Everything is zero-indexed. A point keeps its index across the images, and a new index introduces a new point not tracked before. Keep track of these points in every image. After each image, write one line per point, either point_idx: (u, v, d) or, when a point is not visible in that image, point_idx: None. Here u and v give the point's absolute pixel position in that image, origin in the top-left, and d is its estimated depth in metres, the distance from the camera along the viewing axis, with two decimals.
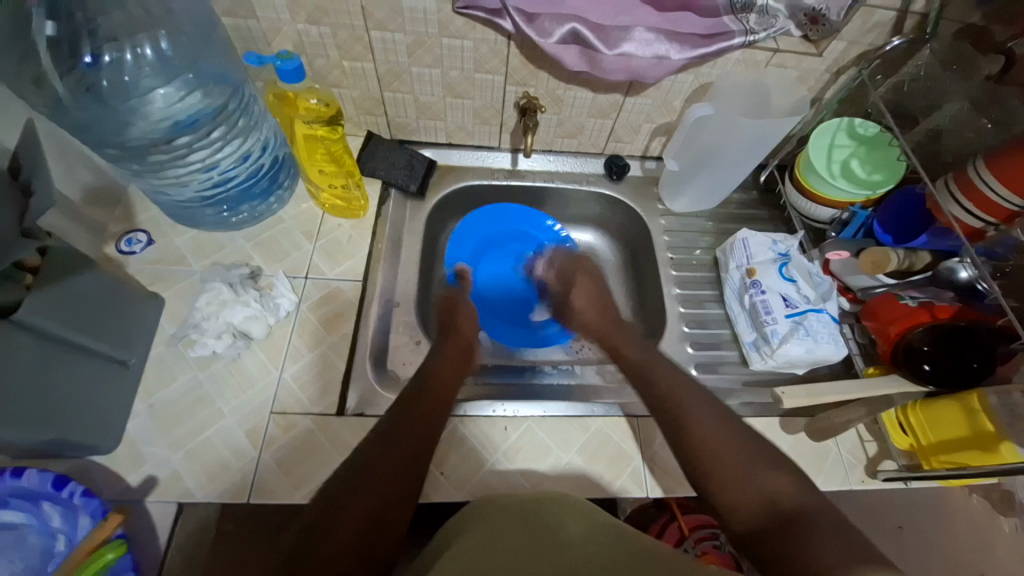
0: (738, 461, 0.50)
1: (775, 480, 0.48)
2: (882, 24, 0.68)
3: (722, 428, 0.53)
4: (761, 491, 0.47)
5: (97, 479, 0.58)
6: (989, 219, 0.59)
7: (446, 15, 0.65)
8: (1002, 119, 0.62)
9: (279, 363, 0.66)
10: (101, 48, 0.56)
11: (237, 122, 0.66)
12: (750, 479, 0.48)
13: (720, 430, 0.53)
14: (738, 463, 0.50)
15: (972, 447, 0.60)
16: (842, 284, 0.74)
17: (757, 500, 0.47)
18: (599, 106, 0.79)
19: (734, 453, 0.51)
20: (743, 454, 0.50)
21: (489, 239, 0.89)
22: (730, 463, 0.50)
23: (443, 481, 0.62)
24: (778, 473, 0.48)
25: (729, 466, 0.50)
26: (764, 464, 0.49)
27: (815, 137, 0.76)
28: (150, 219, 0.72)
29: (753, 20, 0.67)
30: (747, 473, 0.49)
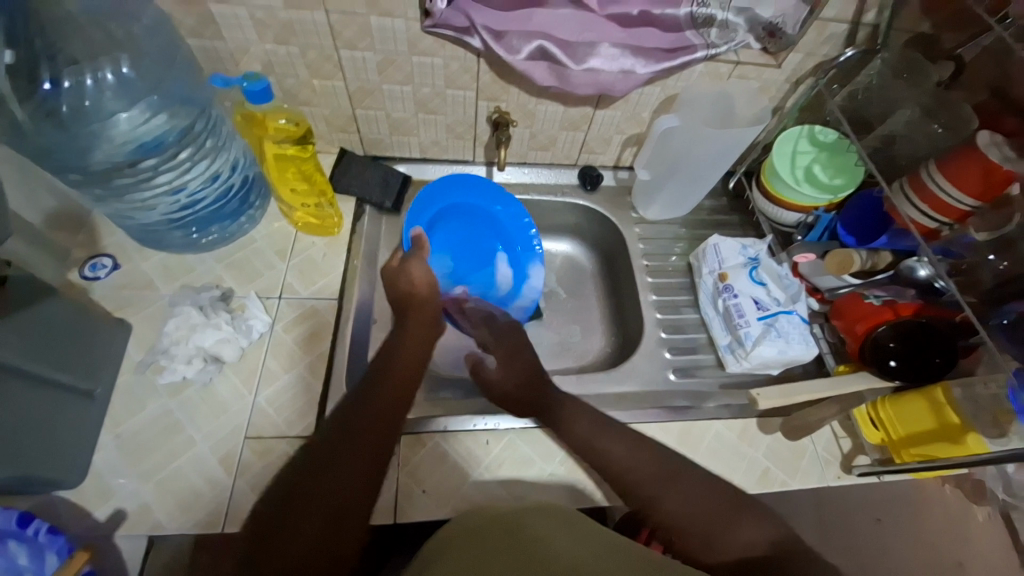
0: (712, 518, 0.50)
1: (751, 532, 0.49)
2: (834, 37, 0.71)
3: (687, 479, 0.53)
4: (742, 546, 0.48)
5: (61, 516, 0.55)
6: (943, 219, 0.62)
7: (415, 33, 0.66)
8: (951, 124, 0.66)
9: (254, 387, 0.65)
10: (60, 72, 0.54)
11: (204, 143, 0.66)
12: (727, 537, 0.48)
13: (686, 485, 0.53)
14: (710, 520, 0.50)
15: (940, 439, 0.62)
16: (811, 286, 0.76)
17: (735, 552, 0.48)
18: (570, 118, 0.80)
19: (705, 509, 0.50)
20: (718, 509, 0.50)
21: (460, 206, 0.84)
22: (704, 520, 0.50)
23: (424, 499, 0.61)
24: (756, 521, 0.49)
25: (706, 520, 0.50)
26: (742, 517, 0.50)
27: (778, 144, 0.79)
28: (115, 243, 0.70)
29: (714, 34, 0.69)
30: (726, 527, 0.49)
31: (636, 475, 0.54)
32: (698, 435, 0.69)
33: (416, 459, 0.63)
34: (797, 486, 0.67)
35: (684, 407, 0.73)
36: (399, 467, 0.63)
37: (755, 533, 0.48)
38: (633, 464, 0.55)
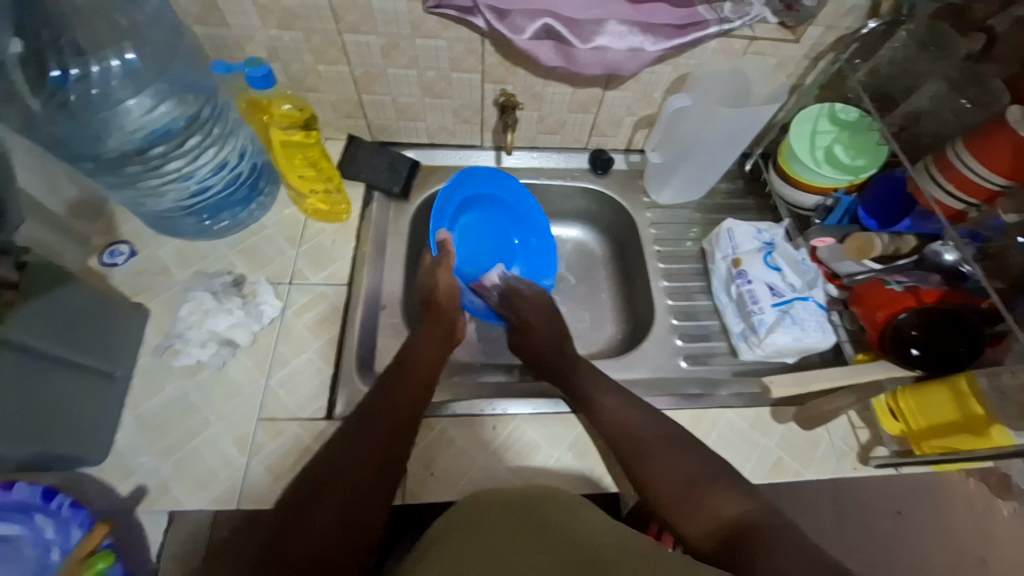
0: (683, 488, 0.52)
1: (725, 503, 0.50)
2: (858, 7, 0.67)
3: (677, 452, 0.56)
4: (710, 518, 0.50)
5: (87, 490, 0.58)
6: (970, 199, 0.58)
7: (418, 15, 0.65)
8: (982, 99, 0.62)
9: (265, 370, 0.66)
10: (68, 62, 0.56)
11: (211, 130, 0.67)
12: (700, 506, 0.51)
13: (678, 455, 0.55)
14: (682, 490, 0.52)
15: (963, 431, 0.59)
16: (829, 271, 0.73)
17: (706, 523, 0.50)
18: (578, 100, 0.78)
19: (680, 479, 0.53)
20: (696, 480, 0.53)
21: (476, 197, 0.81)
22: (674, 490, 0.53)
23: (432, 482, 0.62)
24: (731, 495, 0.51)
25: (674, 489, 0.53)
26: (716, 488, 0.51)
27: (796, 124, 0.75)
28: (133, 230, 0.72)
29: (728, 8, 0.66)
30: (698, 499, 0.51)
31: (631, 436, 0.58)
32: (709, 424, 0.68)
33: (422, 442, 0.64)
34: (812, 476, 0.66)
35: (696, 395, 0.71)
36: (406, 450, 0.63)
37: (726, 504, 0.50)
38: (631, 427, 0.59)
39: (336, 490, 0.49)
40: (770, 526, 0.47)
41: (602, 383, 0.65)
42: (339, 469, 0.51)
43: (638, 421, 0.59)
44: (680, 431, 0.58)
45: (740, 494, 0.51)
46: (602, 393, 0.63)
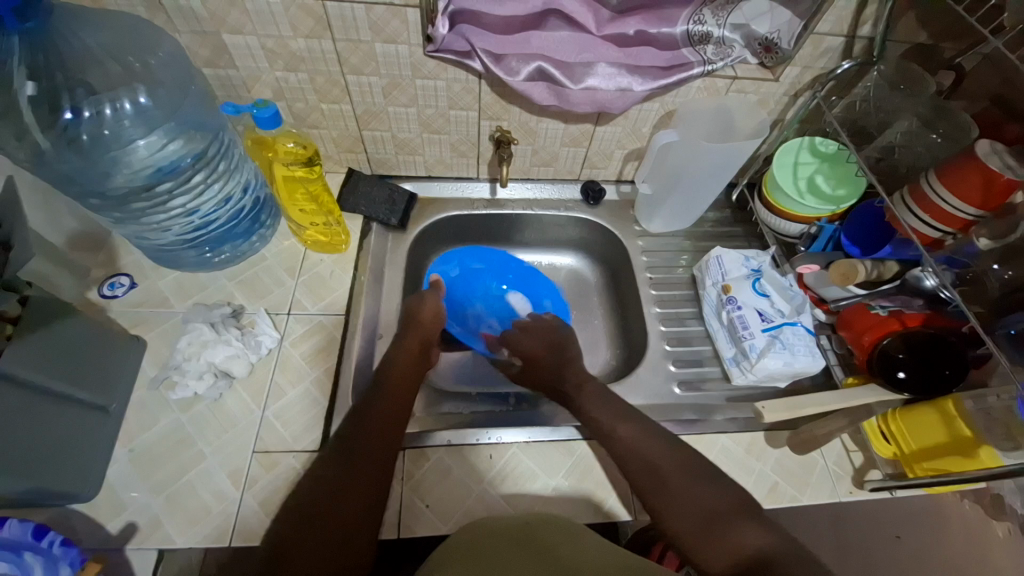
0: (704, 520, 0.52)
1: (750, 536, 0.50)
2: (830, 50, 0.72)
3: (706, 486, 0.56)
4: (733, 550, 0.50)
5: (76, 527, 0.57)
6: (945, 228, 0.61)
7: (418, 58, 0.69)
8: (952, 134, 0.66)
9: (262, 401, 0.66)
10: (80, 102, 0.58)
11: (217, 166, 0.69)
12: (724, 539, 0.51)
13: (698, 488, 0.55)
14: (703, 523, 0.52)
15: (952, 452, 0.60)
16: (817, 297, 0.76)
17: (726, 558, 0.49)
18: (571, 135, 0.82)
19: (703, 513, 0.53)
20: (717, 513, 0.53)
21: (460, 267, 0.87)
22: (695, 522, 0.52)
23: (427, 513, 0.61)
24: (753, 527, 0.51)
25: (694, 525, 0.52)
26: (737, 522, 0.52)
27: (779, 156, 0.79)
28: (133, 262, 0.73)
29: (710, 51, 0.70)
30: (721, 531, 0.51)
31: (651, 467, 0.58)
32: (705, 448, 0.69)
33: (416, 474, 0.64)
34: (808, 501, 0.66)
35: (692, 420, 0.72)
36: (403, 481, 0.63)
37: (749, 538, 0.50)
38: (653, 458, 0.59)
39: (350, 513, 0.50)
40: (797, 561, 0.48)
41: (617, 413, 0.64)
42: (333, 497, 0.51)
43: (659, 453, 0.59)
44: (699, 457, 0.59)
45: (761, 526, 0.51)
46: (620, 423, 0.62)
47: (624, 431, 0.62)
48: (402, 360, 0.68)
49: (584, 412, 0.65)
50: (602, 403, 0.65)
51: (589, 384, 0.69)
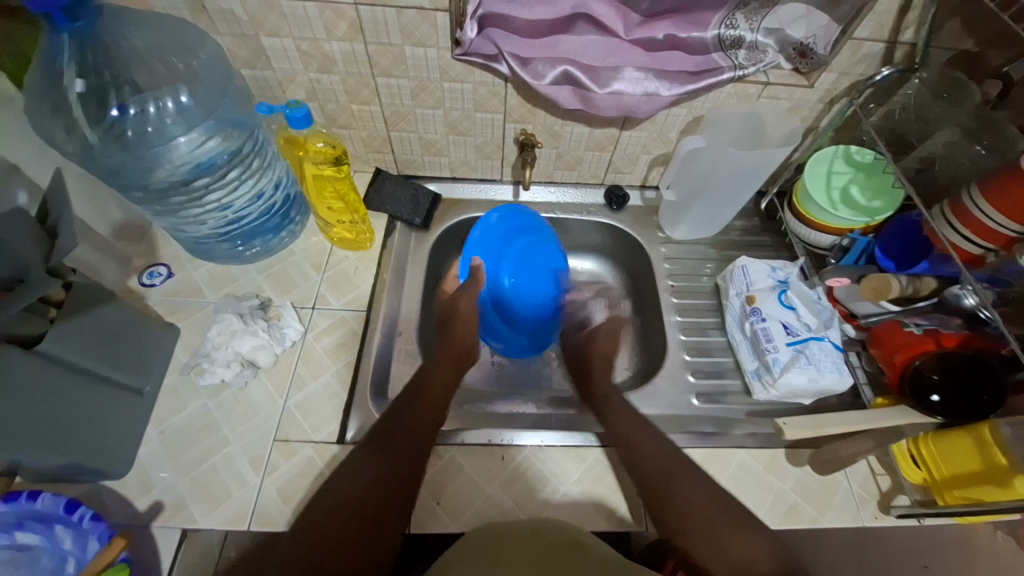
0: (702, 527, 0.53)
1: (743, 545, 0.50)
2: (870, 56, 0.69)
3: (705, 495, 0.56)
4: (726, 557, 0.50)
5: (108, 502, 0.60)
6: (987, 244, 0.58)
7: (446, 61, 0.70)
8: (996, 145, 0.63)
9: (284, 392, 0.69)
10: (126, 99, 0.61)
11: (251, 163, 0.71)
12: (718, 543, 0.52)
13: (694, 490, 0.56)
14: (702, 528, 0.53)
15: (987, 481, 0.57)
16: (846, 312, 0.73)
17: (722, 562, 0.50)
18: (596, 139, 0.82)
19: (702, 517, 0.54)
20: (712, 519, 0.53)
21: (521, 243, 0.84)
22: (698, 530, 0.53)
23: (439, 511, 0.62)
24: (749, 537, 0.51)
25: (699, 522, 0.54)
26: (735, 529, 0.52)
27: (811, 167, 0.76)
28: (171, 253, 0.77)
29: (743, 56, 0.69)
30: (718, 538, 0.52)
31: (661, 468, 0.59)
32: (721, 464, 0.67)
33: (431, 470, 0.65)
34: (828, 523, 0.64)
35: (710, 434, 0.70)
36: None
37: (745, 548, 0.50)
38: (658, 464, 0.60)
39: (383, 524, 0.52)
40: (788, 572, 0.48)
41: (641, 427, 0.64)
42: (341, 503, 0.52)
43: (670, 468, 0.59)
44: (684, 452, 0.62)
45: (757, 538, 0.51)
46: (631, 425, 0.65)
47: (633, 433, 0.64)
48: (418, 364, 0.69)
49: (612, 425, 0.66)
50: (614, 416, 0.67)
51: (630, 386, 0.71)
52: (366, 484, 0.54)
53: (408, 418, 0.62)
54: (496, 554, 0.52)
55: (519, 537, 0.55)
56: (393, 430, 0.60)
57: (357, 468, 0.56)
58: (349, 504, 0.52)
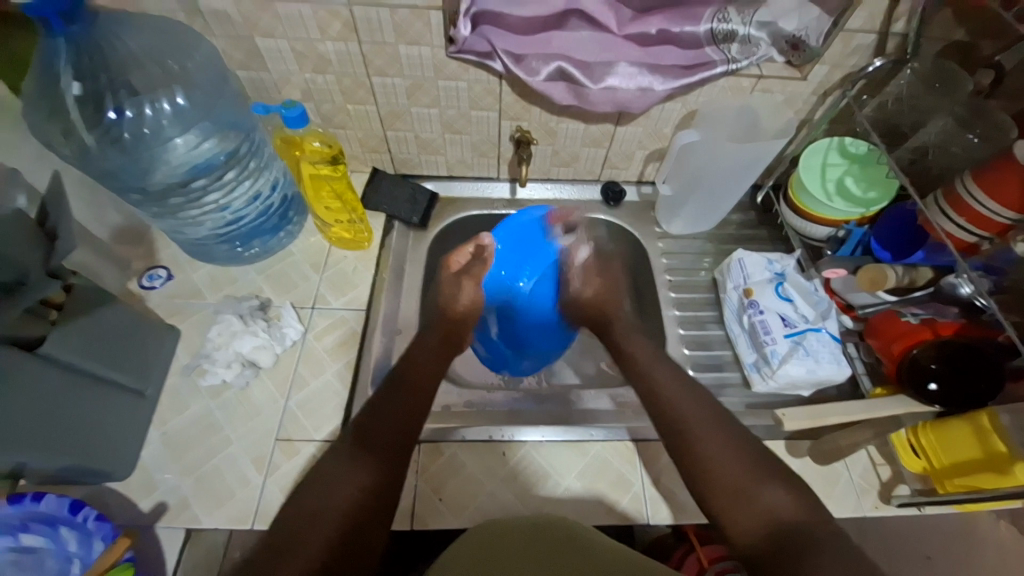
0: (743, 485, 0.54)
1: (776, 500, 0.53)
2: (862, 48, 0.70)
3: (736, 453, 0.57)
4: (765, 515, 0.52)
5: (112, 503, 0.60)
6: (982, 232, 0.59)
7: (441, 59, 0.70)
8: (989, 134, 0.63)
9: (285, 391, 0.69)
10: (122, 103, 0.62)
11: (248, 164, 0.72)
12: (753, 502, 0.53)
13: (730, 454, 0.57)
14: (740, 488, 0.54)
15: (986, 468, 0.58)
16: (843, 303, 0.72)
17: (758, 521, 0.52)
18: (591, 135, 0.82)
19: (741, 477, 0.55)
20: (749, 476, 0.55)
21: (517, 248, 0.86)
22: (735, 483, 0.55)
23: (441, 507, 0.62)
24: (781, 491, 0.53)
25: (734, 483, 0.55)
26: (769, 487, 0.54)
27: (805, 158, 0.77)
28: (171, 256, 0.77)
29: (735, 49, 0.69)
30: (752, 496, 0.53)
31: (690, 428, 0.60)
32: None
33: (431, 466, 0.65)
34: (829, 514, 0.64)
35: None
36: (417, 474, 0.64)
37: (777, 503, 0.52)
38: (693, 427, 0.60)
39: (383, 510, 0.53)
40: (824, 533, 0.49)
41: (676, 376, 0.66)
42: (336, 494, 0.53)
43: (703, 435, 0.59)
44: (728, 413, 0.62)
45: (789, 494, 0.53)
46: (661, 378, 0.66)
47: (662, 389, 0.64)
48: (418, 361, 0.69)
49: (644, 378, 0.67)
50: (650, 375, 0.67)
51: (654, 358, 0.69)
52: (354, 484, 0.53)
53: (393, 406, 0.61)
54: (500, 551, 0.53)
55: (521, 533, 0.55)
56: (381, 419, 0.60)
57: (347, 465, 0.55)
58: (347, 498, 0.52)
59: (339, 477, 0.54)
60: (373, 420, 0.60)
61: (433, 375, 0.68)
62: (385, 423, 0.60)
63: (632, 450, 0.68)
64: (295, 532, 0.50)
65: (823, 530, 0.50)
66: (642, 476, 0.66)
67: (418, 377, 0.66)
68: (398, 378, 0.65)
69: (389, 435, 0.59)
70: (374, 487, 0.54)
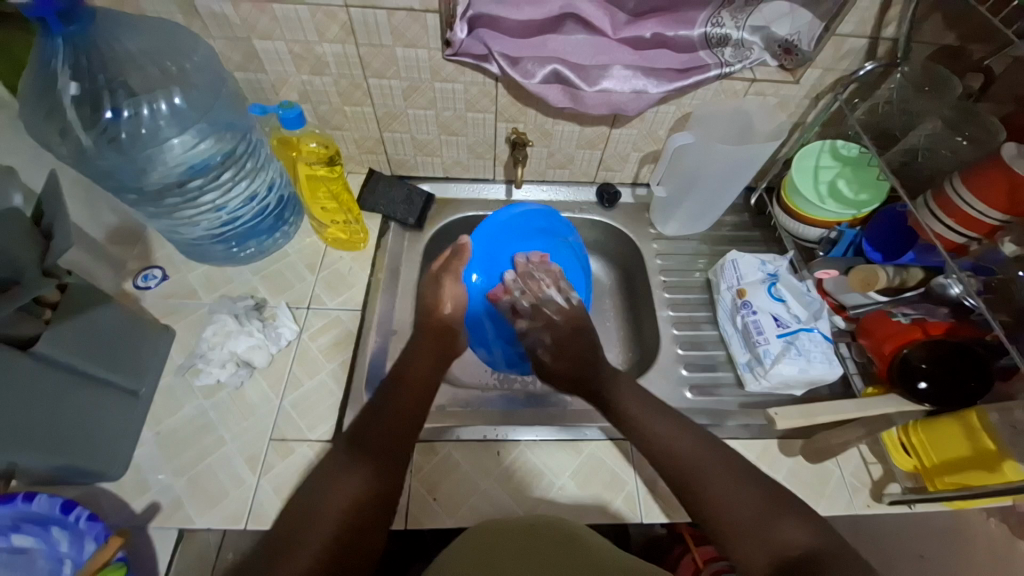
0: (754, 518, 0.52)
1: (791, 533, 0.50)
2: (853, 52, 0.71)
3: (741, 487, 0.55)
4: (778, 548, 0.50)
5: (104, 504, 0.60)
6: (971, 233, 0.60)
7: (437, 61, 0.70)
8: (978, 137, 0.63)
9: (280, 391, 0.69)
10: (120, 103, 0.62)
11: (244, 165, 0.72)
12: (765, 536, 0.51)
13: (735, 487, 0.55)
14: (751, 523, 0.52)
15: (976, 466, 0.58)
16: (835, 303, 0.73)
17: (771, 555, 0.50)
18: (587, 137, 0.82)
19: (747, 512, 0.53)
20: (760, 511, 0.53)
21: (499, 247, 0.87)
22: (745, 521, 0.52)
23: (435, 507, 0.62)
24: (793, 524, 0.51)
25: (744, 517, 0.53)
26: (782, 519, 0.52)
27: (798, 160, 0.78)
28: (166, 256, 0.77)
29: (729, 53, 0.70)
30: (765, 529, 0.51)
31: (684, 463, 0.58)
32: None
33: (427, 466, 0.65)
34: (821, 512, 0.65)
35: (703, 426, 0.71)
36: (412, 473, 0.64)
37: (792, 536, 0.50)
38: (689, 459, 0.58)
39: (382, 512, 0.53)
40: (838, 557, 0.48)
41: (651, 407, 0.64)
42: (333, 496, 0.52)
43: (704, 470, 0.57)
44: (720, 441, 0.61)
45: (798, 521, 0.52)
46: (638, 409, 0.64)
47: (646, 423, 0.63)
48: (414, 360, 0.69)
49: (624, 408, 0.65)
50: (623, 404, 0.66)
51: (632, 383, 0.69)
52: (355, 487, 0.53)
53: (390, 409, 0.61)
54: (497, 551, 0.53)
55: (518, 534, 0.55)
56: (381, 420, 0.60)
57: (348, 467, 0.55)
58: (346, 501, 0.52)
59: (337, 479, 0.54)
60: (371, 424, 0.59)
61: (427, 374, 0.68)
62: (381, 429, 0.59)
63: (626, 448, 0.68)
64: (291, 535, 0.49)
65: (838, 557, 0.48)
66: (636, 475, 0.66)
67: (418, 384, 0.66)
68: (396, 382, 0.65)
69: (390, 435, 0.59)
70: (371, 492, 0.53)
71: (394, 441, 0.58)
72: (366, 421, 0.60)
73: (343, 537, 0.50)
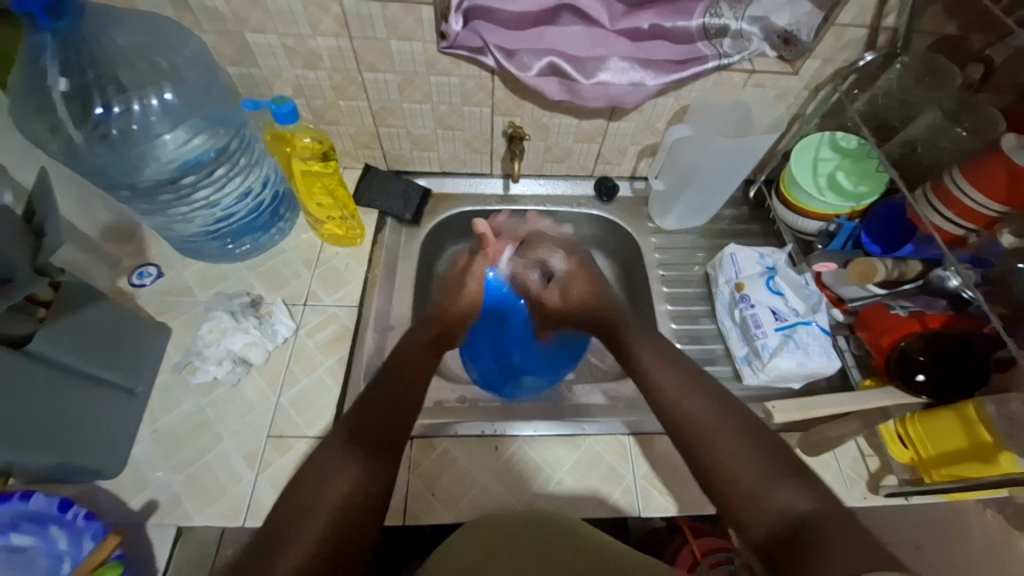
0: (756, 480, 0.49)
1: (793, 497, 0.46)
2: (853, 42, 0.70)
3: (745, 445, 0.51)
4: (779, 511, 0.46)
5: (102, 502, 0.60)
6: (969, 225, 0.60)
7: (432, 55, 0.70)
8: (977, 127, 0.64)
9: (277, 388, 0.69)
10: (111, 99, 0.61)
11: (238, 161, 0.71)
12: (765, 499, 0.47)
13: (740, 445, 0.51)
14: (756, 483, 0.48)
15: (974, 458, 0.58)
16: (834, 296, 0.73)
17: (772, 518, 0.46)
18: (584, 131, 0.82)
19: (750, 471, 0.49)
20: (762, 472, 0.49)
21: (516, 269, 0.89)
22: (749, 481, 0.49)
23: (434, 502, 0.62)
24: (798, 488, 0.47)
25: (750, 477, 0.49)
26: (785, 482, 0.48)
27: (797, 153, 0.77)
28: (161, 253, 0.77)
29: (727, 44, 0.69)
30: (767, 489, 0.48)
31: (692, 418, 0.55)
32: None
33: (425, 462, 0.65)
34: None
35: None
36: (411, 469, 0.64)
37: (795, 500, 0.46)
38: (694, 416, 0.55)
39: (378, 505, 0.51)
40: (841, 525, 0.44)
41: (663, 359, 0.62)
42: (322, 485, 0.51)
43: (708, 428, 0.53)
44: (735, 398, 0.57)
45: (805, 489, 0.47)
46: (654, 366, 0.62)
47: (658, 377, 0.60)
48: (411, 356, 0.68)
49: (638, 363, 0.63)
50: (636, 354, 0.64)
51: (644, 334, 0.67)
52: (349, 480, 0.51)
53: (379, 397, 0.59)
54: (495, 546, 0.52)
55: (516, 529, 0.55)
56: (375, 409, 0.58)
57: (339, 460, 0.53)
58: (342, 493, 0.50)
59: (329, 472, 0.52)
60: (363, 413, 0.57)
61: (427, 360, 0.67)
62: (373, 417, 0.57)
63: (624, 444, 0.68)
64: (282, 529, 0.48)
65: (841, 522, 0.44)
66: (634, 469, 0.66)
67: (413, 374, 0.64)
68: (392, 373, 0.63)
69: (384, 424, 0.57)
70: (360, 485, 0.51)
71: (388, 429, 0.57)
72: (358, 409, 0.58)
73: (338, 532, 0.48)
